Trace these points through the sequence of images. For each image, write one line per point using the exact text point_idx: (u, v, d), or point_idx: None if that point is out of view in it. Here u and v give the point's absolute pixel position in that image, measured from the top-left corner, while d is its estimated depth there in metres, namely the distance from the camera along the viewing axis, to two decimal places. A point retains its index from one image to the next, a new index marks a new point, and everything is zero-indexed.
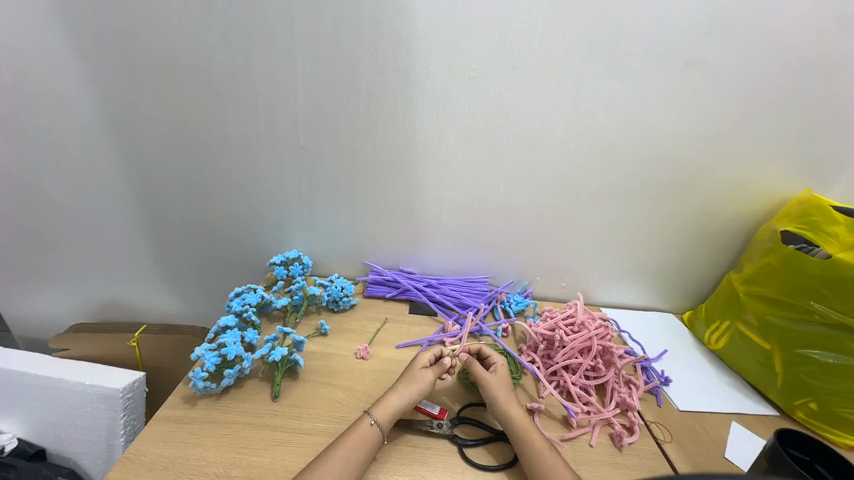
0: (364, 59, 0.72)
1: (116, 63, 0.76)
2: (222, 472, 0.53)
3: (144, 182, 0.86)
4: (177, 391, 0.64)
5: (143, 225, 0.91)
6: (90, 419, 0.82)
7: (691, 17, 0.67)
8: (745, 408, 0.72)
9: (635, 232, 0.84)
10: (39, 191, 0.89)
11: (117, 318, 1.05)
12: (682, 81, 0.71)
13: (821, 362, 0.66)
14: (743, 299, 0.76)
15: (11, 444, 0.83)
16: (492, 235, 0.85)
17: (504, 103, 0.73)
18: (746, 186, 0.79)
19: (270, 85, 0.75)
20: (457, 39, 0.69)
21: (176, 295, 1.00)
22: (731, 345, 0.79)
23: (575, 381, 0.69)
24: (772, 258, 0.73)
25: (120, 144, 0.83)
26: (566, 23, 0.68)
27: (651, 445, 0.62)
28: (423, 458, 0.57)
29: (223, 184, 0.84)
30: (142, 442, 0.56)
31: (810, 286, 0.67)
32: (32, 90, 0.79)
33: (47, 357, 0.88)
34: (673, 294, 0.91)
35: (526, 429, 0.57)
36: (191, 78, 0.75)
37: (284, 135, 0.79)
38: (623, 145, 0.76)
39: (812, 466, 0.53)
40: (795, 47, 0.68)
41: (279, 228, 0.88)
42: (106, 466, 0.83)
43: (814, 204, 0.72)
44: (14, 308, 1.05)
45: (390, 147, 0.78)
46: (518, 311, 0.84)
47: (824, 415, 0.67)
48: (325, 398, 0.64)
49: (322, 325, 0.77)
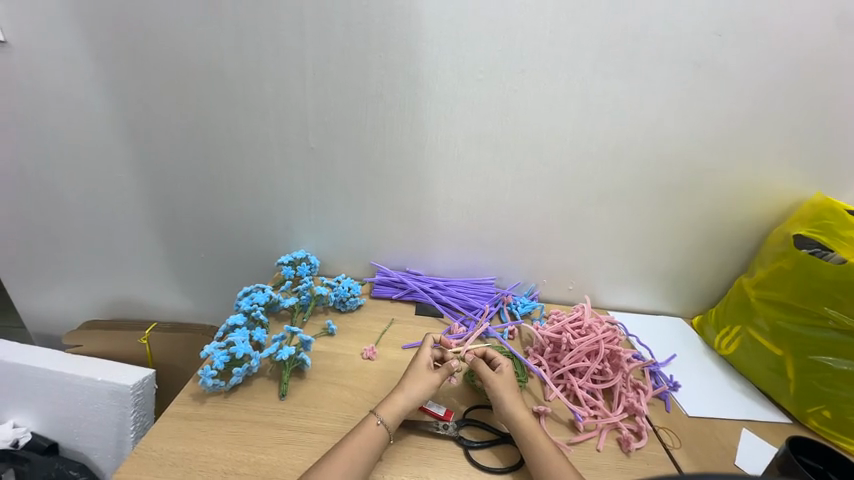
0: (374, 61, 0.72)
1: (130, 65, 0.77)
2: (229, 469, 0.53)
3: (156, 181, 0.88)
4: (186, 389, 0.65)
5: (155, 224, 0.92)
6: (102, 415, 0.84)
7: (700, 17, 0.66)
8: (756, 415, 0.71)
9: (644, 234, 0.83)
10: (56, 190, 0.91)
11: (128, 315, 1.07)
12: (691, 82, 0.70)
13: (835, 369, 0.65)
14: (754, 303, 0.75)
15: (26, 438, 0.85)
16: (499, 236, 0.85)
17: (513, 103, 0.73)
18: (758, 189, 0.78)
19: (280, 87, 0.76)
20: (464, 42, 0.70)
21: (186, 293, 1.01)
22: (741, 350, 0.78)
23: (582, 384, 0.68)
24: (784, 263, 0.72)
25: (134, 144, 0.84)
26: (574, 25, 0.68)
27: (659, 451, 0.61)
28: (428, 459, 0.57)
29: (233, 184, 0.85)
30: (152, 438, 0.56)
31: (823, 291, 0.66)
32: (49, 91, 0.81)
33: (72, 356, 0.89)
34: (682, 298, 0.90)
35: (532, 431, 0.57)
36: (202, 79, 0.76)
37: (293, 137, 0.79)
38: (631, 146, 0.75)
39: (824, 474, 0.53)
40: (809, 46, 0.67)
41: (287, 227, 0.89)
42: (115, 462, 0.84)
43: (827, 208, 0.72)
44: (28, 305, 1.07)
45: (398, 148, 0.78)
46: (524, 313, 0.84)
47: (838, 423, 0.66)
48: (332, 398, 0.65)
49: (329, 325, 0.77)
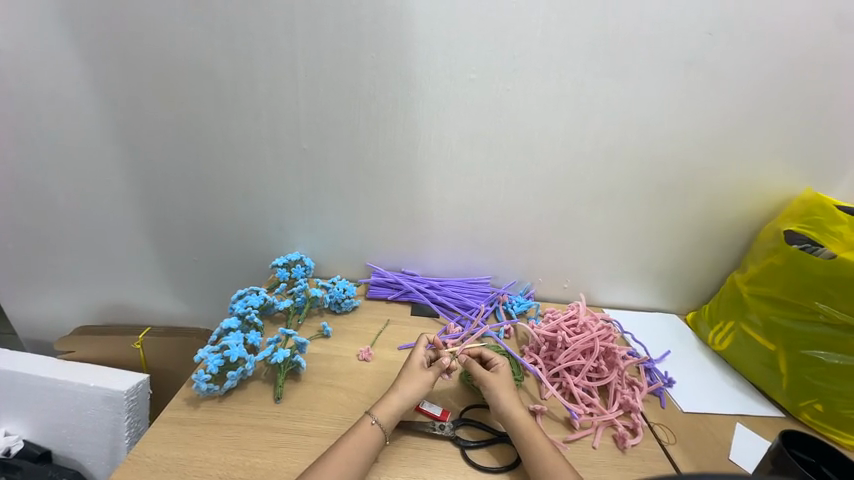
0: (366, 61, 0.72)
1: (120, 67, 0.76)
2: (225, 473, 0.53)
3: (148, 184, 0.87)
4: (180, 393, 0.64)
5: (147, 227, 0.92)
6: (95, 421, 0.83)
7: (690, 16, 0.67)
8: (750, 410, 0.71)
9: (638, 232, 0.84)
10: (46, 194, 0.90)
11: (121, 320, 1.06)
12: (683, 81, 0.71)
13: (827, 363, 0.66)
14: (747, 299, 0.76)
15: (18, 445, 0.83)
16: (494, 236, 0.85)
17: (506, 104, 0.73)
18: (749, 186, 0.79)
19: (272, 89, 0.75)
20: (457, 43, 0.70)
21: (180, 296, 1.00)
22: (735, 345, 0.78)
23: (578, 382, 0.69)
24: (775, 259, 0.72)
25: (125, 147, 0.84)
26: (566, 25, 0.68)
27: (655, 447, 0.62)
28: (425, 460, 0.57)
29: (225, 186, 0.85)
30: (146, 444, 0.56)
31: (814, 286, 0.66)
32: (38, 94, 0.80)
33: (65, 363, 0.88)
34: (676, 294, 0.90)
35: (529, 430, 0.57)
36: (193, 81, 0.76)
37: (286, 138, 0.79)
38: (624, 145, 0.76)
39: (817, 468, 0.53)
40: (797, 44, 0.68)
41: (281, 229, 0.88)
42: (109, 468, 0.83)
43: (816, 204, 0.72)
44: (19, 311, 1.05)
45: (392, 148, 0.78)
46: (520, 312, 0.84)
47: (830, 416, 0.67)
48: (329, 400, 0.64)
49: (325, 327, 0.77)
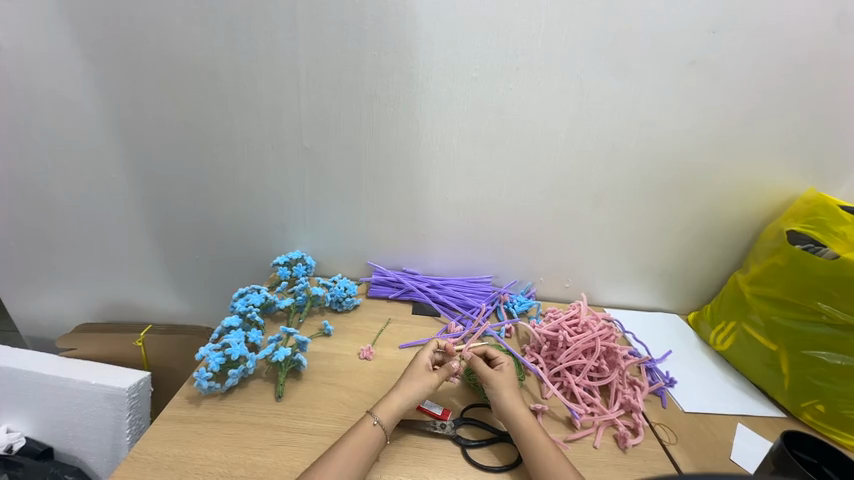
0: (368, 60, 0.72)
1: (121, 66, 0.76)
2: (226, 471, 0.53)
3: (149, 182, 0.87)
4: (182, 391, 0.64)
5: (149, 225, 0.92)
6: (96, 418, 0.83)
7: (694, 15, 0.66)
8: (751, 410, 0.71)
9: (640, 232, 0.83)
10: (48, 191, 0.90)
11: (123, 318, 1.06)
12: (686, 80, 0.71)
13: (829, 363, 0.65)
14: (749, 299, 0.76)
15: (19, 442, 0.84)
16: (495, 235, 0.85)
17: (507, 104, 0.73)
18: (752, 186, 0.78)
19: (273, 87, 0.75)
20: (459, 42, 0.69)
21: (182, 295, 1.00)
22: (737, 345, 0.78)
23: (579, 381, 0.69)
24: (778, 258, 0.72)
25: (126, 145, 0.84)
26: (569, 23, 0.67)
27: (657, 447, 0.62)
28: (427, 459, 0.57)
29: (227, 185, 0.85)
30: (147, 441, 0.56)
31: (817, 287, 0.66)
32: (40, 93, 0.80)
33: (66, 359, 0.88)
34: (677, 295, 0.90)
35: (530, 429, 0.57)
36: (195, 80, 0.76)
37: (288, 137, 0.79)
38: (627, 144, 0.76)
39: (818, 468, 0.53)
40: (801, 43, 0.68)
41: (282, 228, 0.88)
42: (111, 466, 0.84)
43: (819, 204, 0.72)
44: (21, 308, 1.06)
45: (394, 147, 0.78)
46: (521, 311, 0.84)
47: (832, 417, 0.66)
48: (330, 398, 0.64)
49: (326, 326, 0.77)
